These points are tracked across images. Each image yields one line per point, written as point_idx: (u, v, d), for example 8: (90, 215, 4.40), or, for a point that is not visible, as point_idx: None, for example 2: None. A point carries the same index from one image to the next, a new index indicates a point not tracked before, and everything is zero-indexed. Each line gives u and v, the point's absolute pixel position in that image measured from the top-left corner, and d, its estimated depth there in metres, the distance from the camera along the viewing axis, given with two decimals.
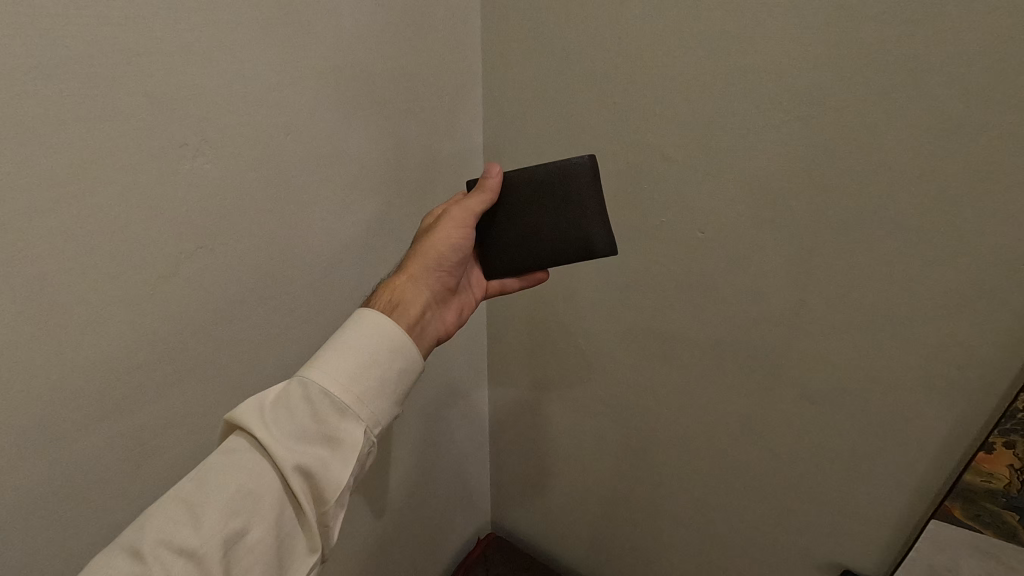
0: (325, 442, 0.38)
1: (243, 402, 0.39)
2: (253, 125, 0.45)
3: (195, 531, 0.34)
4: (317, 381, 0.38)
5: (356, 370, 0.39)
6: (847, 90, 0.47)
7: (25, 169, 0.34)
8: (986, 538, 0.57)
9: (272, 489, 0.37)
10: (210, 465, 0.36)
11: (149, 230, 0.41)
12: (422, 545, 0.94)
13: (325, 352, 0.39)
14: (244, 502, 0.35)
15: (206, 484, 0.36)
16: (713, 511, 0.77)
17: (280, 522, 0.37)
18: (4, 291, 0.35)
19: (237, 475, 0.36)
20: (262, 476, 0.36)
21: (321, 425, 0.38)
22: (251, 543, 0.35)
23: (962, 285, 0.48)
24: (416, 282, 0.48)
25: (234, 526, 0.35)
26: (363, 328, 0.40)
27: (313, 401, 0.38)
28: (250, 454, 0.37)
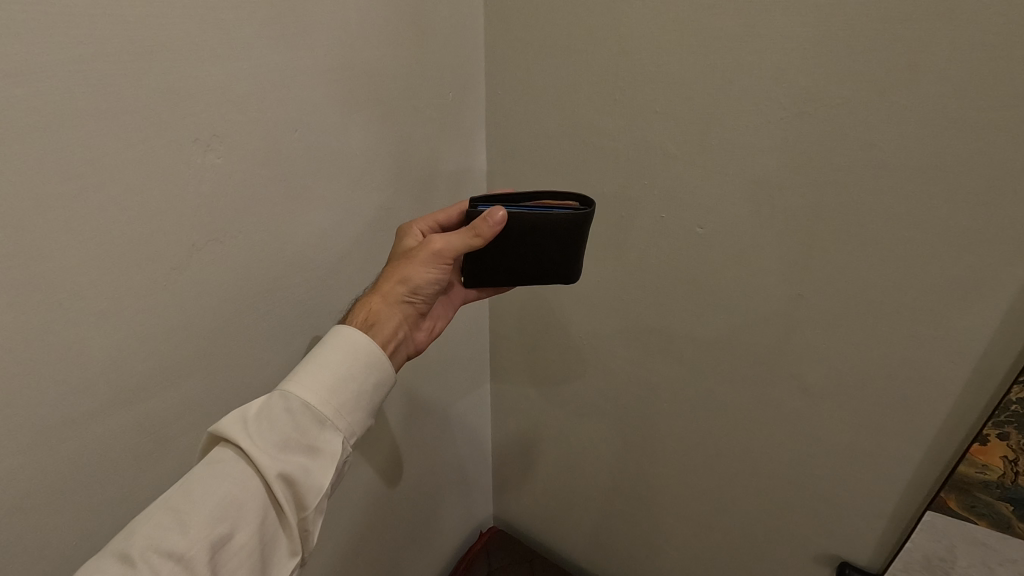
0: (303, 451, 0.43)
1: (225, 417, 0.43)
2: (279, 133, 0.49)
3: (184, 535, 0.38)
4: (298, 395, 0.43)
5: (335, 386, 0.45)
6: (847, 88, 0.48)
7: (61, 164, 0.37)
8: (980, 529, 0.58)
9: (256, 496, 0.42)
10: (196, 475, 0.41)
11: (196, 229, 0.45)
12: (435, 516, 1.00)
13: (306, 370, 0.45)
14: (230, 507, 0.40)
15: (191, 496, 0.40)
16: (717, 495, 0.80)
17: (263, 523, 0.42)
18: (46, 279, 0.38)
19: (224, 483, 0.41)
20: (246, 484, 0.41)
21: (301, 435, 0.43)
22: (236, 545, 0.40)
23: (956, 280, 0.50)
24: (393, 308, 0.52)
25: (221, 530, 0.39)
26: (342, 348, 0.46)
27: (295, 413, 0.43)
28: (234, 464, 0.42)
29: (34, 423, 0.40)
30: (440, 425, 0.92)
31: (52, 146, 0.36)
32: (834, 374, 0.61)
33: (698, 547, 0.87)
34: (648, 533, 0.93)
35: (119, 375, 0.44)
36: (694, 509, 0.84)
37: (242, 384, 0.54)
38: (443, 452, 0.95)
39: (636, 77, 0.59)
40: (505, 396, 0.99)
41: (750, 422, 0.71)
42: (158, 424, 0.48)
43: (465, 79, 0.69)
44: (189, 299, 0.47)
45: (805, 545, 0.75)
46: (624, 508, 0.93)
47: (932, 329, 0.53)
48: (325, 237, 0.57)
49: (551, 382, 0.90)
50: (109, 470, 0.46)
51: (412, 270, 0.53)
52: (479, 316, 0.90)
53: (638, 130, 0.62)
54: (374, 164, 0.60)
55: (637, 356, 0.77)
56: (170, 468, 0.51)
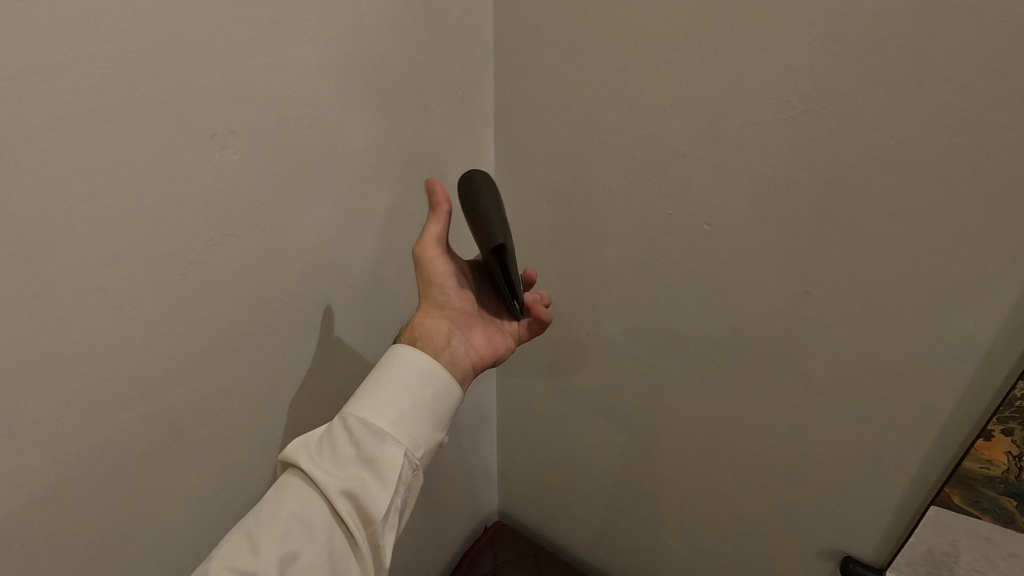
0: (364, 466, 0.45)
1: (293, 443, 0.47)
2: (292, 128, 0.49)
3: (254, 556, 0.41)
4: (354, 413, 0.46)
5: (388, 400, 0.46)
6: (857, 86, 0.48)
7: (82, 160, 0.37)
8: (983, 523, 0.59)
9: (322, 514, 0.43)
10: (268, 499, 0.44)
11: (212, 224, 0.46)
12: (441, 510, 1.01)
13: (362, 390, 0.47)
14: (296, 526, 0.43)
15: (261, 518, 0.43)
16: (722, 490, 0.81)
17: (331, 540, 0.43)
18: (67, 273, 0.38)
19: (291, 504, 0.43)
20: (310, 503, 0.44)
21: (360, 451, 0.45)
22: (304, 563, 0.42)
23: (963, 277, 0.51)
24: (434, 314, 0.56)
25: (288, 546, 0.42)
26: (391, 363, 0.48)
27: (353, 432, 0.46)
28: (300, 485, 0.44)
29: (54, 418, 0.41)
30: None
31: (73, 142, 0.36)
32: (841, 370, 0.62)
33: (703, 541, 0.88)
34: (653, 527, 0.94)
35: (135, 370, 0.45)
36: (698, 504, 0.85)
37: (255, 379, 0.55)
38: (449, 447, 0.96)
39: (646, 74, 0.59)
40: (511, 392, 1.00)
41: (756, 418, 0.72)
42: (173, 419, 0.49)
43: (474, 75, 0.69)
44: (204, 295, 0.47)
45: (809, 539, 0.76)
46: (629, 503, 0.94)
47: (938, 326, 0.54)
48: (336, 233, 0.58)
49: (556, 377, 0.90)
50: (126, 465, 0.47)
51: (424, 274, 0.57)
52: None
53: (648, 127, 0.62)
54: (384, 161, 0.60)
55: (643, 352, 0.77)
56: (185, 462, 0.51)
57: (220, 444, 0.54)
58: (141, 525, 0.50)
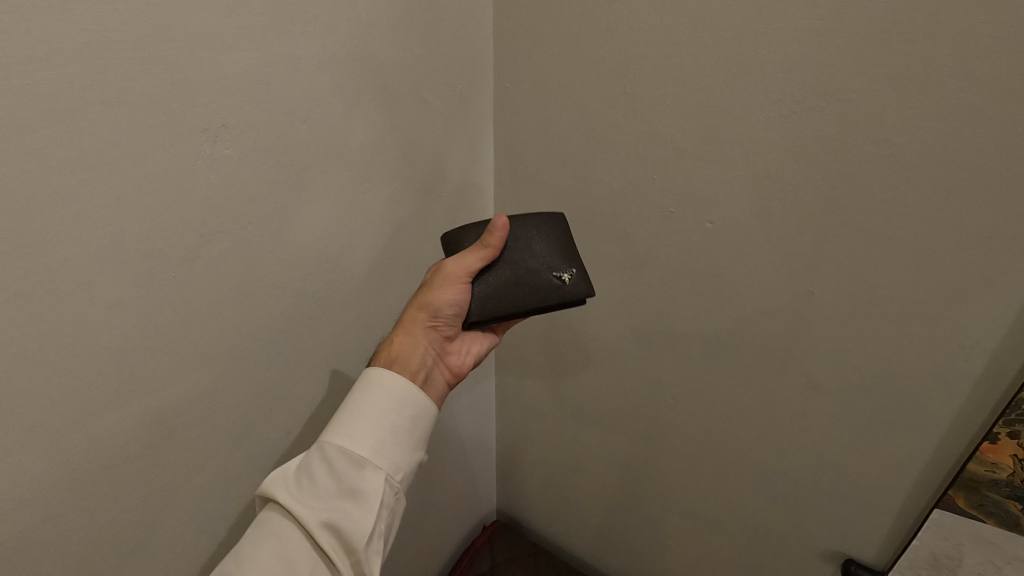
0: (345, 495, 0.44)
1: (271, 477, 0.47)
2: (287, 122, 0.48)
3: None
4: (332, 443, 0.46)
5: (366, 426, 0.46)
6: (862, 83, 0.47)
7: (69, 154, 0.36)
8: (987, 527, 0.58)
9: (303, 549, 0.43)
10: (248, 539, 0.44)
11: (205, 220, 0.45)
12: (439, 509, 1.00)
13: (339, 418, 0.47)
14: (277, 562, 0.43)
15: (243, 558, 0.43)
16: (722, 491, 0.80)
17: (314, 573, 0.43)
18: (55, 269, 0.38)
19: (271, 542, 0.43)
20: (291, 538, 0.44)
21: (340, 481, 0.45)
22: None
23: (969, 277, 0.50)
24: (411, 334, 0.53)
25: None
26: (369, 390, 0.48)
27: (331, 463, 0.45)
28: (281, 522, 0.44)
29: (42, 417, 0.40)
30: (445, 418, 0.92)
31: (59, 136, 0.35)
32: (844, 372, 0.61)
33: (702, 542, 0.88)
34: (652, 528, 0.93)
35: (126, 369, 0.44)
36: (698, 504, 0.84)
37: (250, 376, 0.54)
38: (448, 446, 0.95)
39: (647, 70, 0.58)
40: (510, 390, 0.99)
41: (757, 419, 0.71)
42: (166, 417, 0.48)
43: (473, 71, 0.68)
44: (197, 292, 0.46)
45: (811, 541, 0.75)
46: (628, 503, 0.93)
47: (944, 328, 0.53)
48: (333, 230, 0.57)
49: (556, 376, 0.90)
50: (117, 464, 0.46)
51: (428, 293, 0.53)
52: None
53: (649, 124, 0.61)
54: (382, 156, 0.60)
55: (644, 351, 0.77)
56: (178, 461, 0.51)
57: (215, 443, 0.53)
58: (133, 524, 0.49)
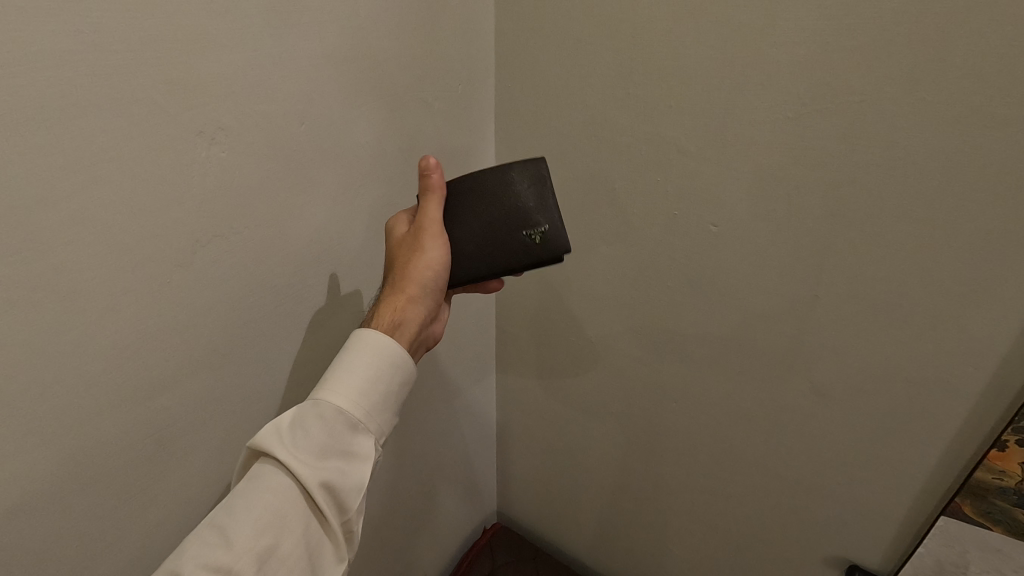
0: (341, 455, 0.44)
1: (261, 432, 0.43)
2: (284, 124, 0.47)
3: (228, 553, 0.39)
4: (332, 402, 0.44)
5: (367, 387, 0.45)
6: (870, 84, 0.47)
7: (60, 157, 0.35)
8: (994, 535, 0.58)
9: (298, 505, 0.42)
10: (238, 493, 0.42)
11: (200, 224, 0.44)
12: (439, 511, 1.00)
13: (336, 376, 0.45)
14: (272, 521, 0.41)
15: (233, 512, 0.41)
16: (725, 495, 0.79)
17: (306, 530, 0.43)
18: (46, 275, 0.37)
19: (266, 497, 0.41)
20: (287, 494, 0.42)
21: (337, 441, 0.44)
22: (283, 554, 0.41)
23: (979, 283, 0.49)
24: (416, 299, 0.51)
25: (263, 542, 0.40)
26: (372, 350, 0.46)
27: (329, 421, 0.43)
28: (273, 478, 0.42)
29: (33, 424, 0.39)
30: (446, 420, 0.91)
31: (50, 139, 0.35)
32: (850, 376, 0.60)
33: (704, 546, 0.87)
34: (654, 531, 0.92)
35: (119, 375, 0.43)
36: (700, 509, 0.83)
37: (248, 381, 0.54)
38: (448, 447, 0.95)
39: (651, 69, 0.57)
40: (511, 391, 0.99)
41: (761, 423, 0.70)
42: (161, 423, 0.47)
43: (474, 71, 0.68)
44: (191, 297, 0.46)
45: (814, 546, 0.74)
46: (630, 506, 0.93)
47: (952, 332, 0.52)
48: (331, 231, 0.56)
49: (558, 378, 0.89)
50: (111, 470, 0.45)
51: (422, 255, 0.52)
52: (485, 313, 0.89)
53: (653, 124, 0.60)
54: (381, 158, 0.59)
55: (647, 354, 0.76)
56: (173, 467, 0.50)
57: (212, 449, 0.53)
58: (129, 531, 0.49)
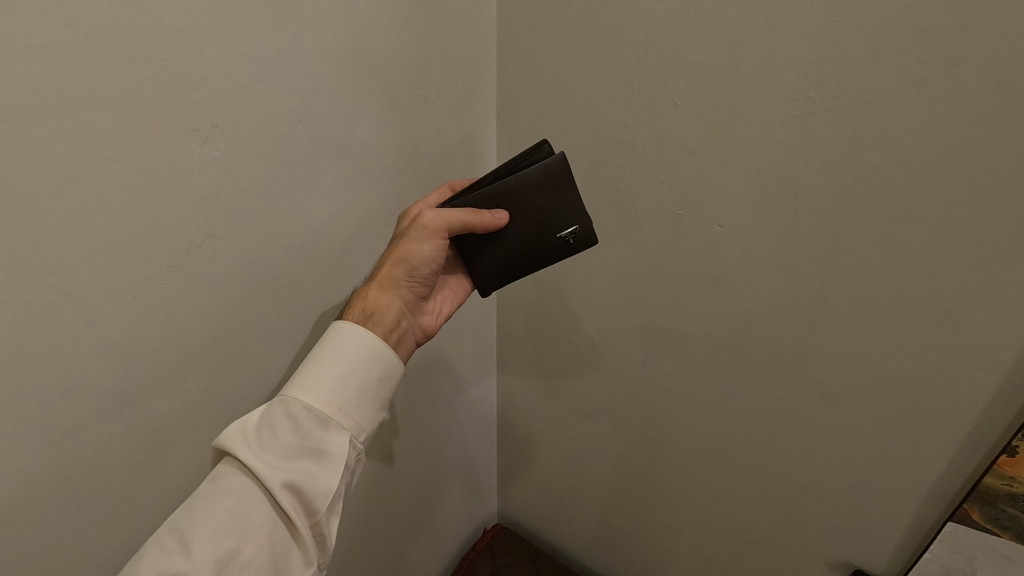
0: (308, 456, 0.43)
1: (227, 431, 0.44)
2: (279, 121, 0.46)
3: (186, 557, 0.39)
4: (297, 399, 0.43)
5: (335, 384, 0.44)
6: (880, 81, 0.45)
7: (48, 156, 0.34)
8: (1003, 541, 0.57)
9: (263, 508, 0.42)
10: (202, 494, 0.42)
11: (195, 224, 0.43)
12: (440, 512, 0.99)
13: (305, 373, 0.44)
14: (233, 523, 0.41)
15: (195, 514, 0.41)
16: (729, 499, 0.78)
17: (272, 534, 0.42)
18: (36, 276, 0.36)
19: (228, 498, 0.41)
20: (251, 496, 0.42)
21: (305, 440, 0.43)
22: (245, 559, 0.40)
23: (990, 285, 0.48)
24: (387, 291, 0.50)
25: (221, 546, 0.40)
26: (341, 345, 0.45)
27: (296, 419, 0.43)
28: (236, 479, 0.42)
29: (23, 427, 0.39)
30: (446, 421, 0.90)
31: (38, 138, 0.34)
32: (857, 381, 0.59)
33: (707, 550, 0.86)
34: (656, 534, 0.91)
35: (112, 378, 0.42)
36: (703, 511, 0.83)
37: (245, 382, 0.53)
38: (448, 448, 0.94)
39: (655, 68, 0.56)
40: (512, 392, 0.98)
41: (765, 425, 0.69)
42: (155, 427, 0.47)
43: (476, 67, 0.67)
44: (187, 299, 0.45)
45: (819, 552, 0.73)
46: (632, 509, 0.92)
47: (961, 337, 0.51)
48: (329, 232, 0.55)
49: (559, 380, 0.88)
50: (104, 475, 0.45)
51: (406, 246, 0.50)
52: (486, 312, 0.88)
53: (656, 124, 0.59)
54: (381, 155, 0.58)
55: (650, 355, 0.75)
56: (169, 470, 0.49)
57: (208, 450, 0.52)
58: (124, 534, 0.48)
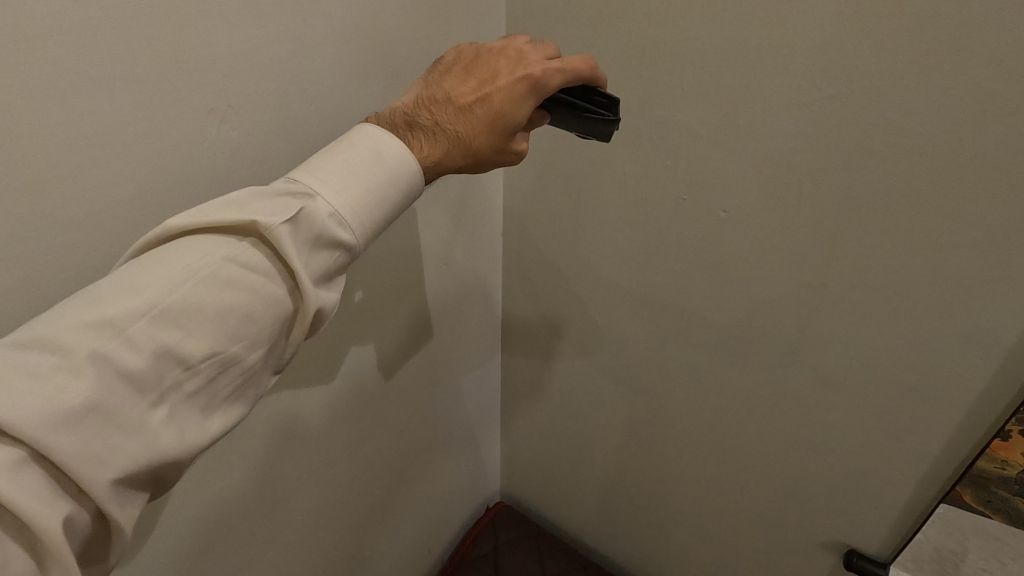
0: (330, 284, 0.39)
1: (276, 214, 0.34)
2: (292, 102, 0.47)
3: (193, 343, 0.32)
4: (356, 226, 0.38)
5: (382, 222, 0.40)
6: (887, 69, 0.46)
7: (71, 136, 0.36)
8: (993, 523, 0.58)
9: (277, 319, 0.36)
10: (220, 275, 0.33)
11: (210, 201, 0.44)
12: (443, 489, 1.01)
13: (370, 197, 0.38)
14: (247, 325, 0.34)
15: (213, 299, 0.32)
16: (727, 480, 0.80)
17: (269, 346, 0.36)
18: (59, 252, 0.38)
19: (250, 299, 0.34)
20: (275, 302, 0.35)
21: (337, 270, 0.38)
22: (243, 365, 0.35)
23: (990, 272, 0.48)
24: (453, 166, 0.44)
25: (232, 346, 0.33)
26: (404, 188, 0.40)
27: (347, 245, 0.37)
28: (265, 277, 0.35)
29: None
30: (450, 400, 0.92)
31: (61, 119, 0.35)
32: (855, 366, 0.60)
33: (704, 530, 0.88)
34: (655, 514, 0.93)
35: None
36: (700, 491, 0.84)
37: None
38: (452, 428, 0.96)
39: (662, 53, 0.57)
40: (516, 374, 0.99)
41: (763, 408, 0.70)
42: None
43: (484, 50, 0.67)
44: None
45: (814, 532, 0.75)
46: (631, 489, 0.94)
47: (957, 325, 0.52)
48: None
49: (563, 363, 0.90)
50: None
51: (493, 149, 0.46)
52: (490, 295, 0.89)
53: (663, 108, 0.59)
54: None
55: (652, 338, 0.76)
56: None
57: None
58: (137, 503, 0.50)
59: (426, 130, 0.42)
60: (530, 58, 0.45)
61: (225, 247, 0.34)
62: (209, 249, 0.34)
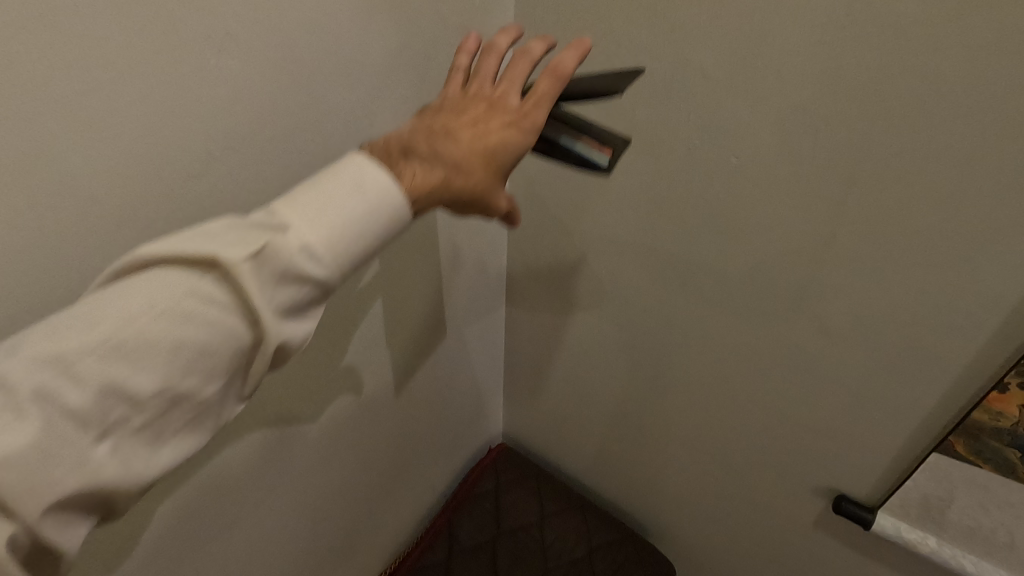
0: (302, 319, 0.35)
1: (243, 250, 0.31)
2: (296, 31, 0.44)
3: (141, 386, 0.29)
4: (333, 265, 0.34)
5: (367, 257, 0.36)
6: (919, 6, 0.43)
7: (65, 63, 0.34)
8: (982, 471, 0.60)
9: (234, 357, 0.33)
10: (168, 313, 0.29)
11: (213, 137, 0.43)
12: (446, 431, 1.04)
13: (354, 229, 0.34)
14: (202, 363, 0.31)
15: (165, 343, 0.29)
16: (723, 427, 0.82)
17: (223, 383, 0.33)
18: (62, 191, 0.36)
19: (209, 338, 0.31)
20: (234, 339, 0.32)
21: (309, 304, 0.35)
22: (196, 403, 0.32)
23: (1003, 225, 0.47)
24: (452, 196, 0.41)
25: (185, 385, 0.31)
26: (394, 224, 0.36)
27: (323, 282, 0.34)
28: (225, 315, 0.31)
29: None
30: (455, 346, 0.93)
31: (50, 43, 0.33)
32: (858, 318, 0.60)
33: (699, 474, 0.91)
34: (652, 458, 0.96)
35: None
36: (697, 436, 0.86)
37: None
38: (456, 373, 0.98)
39: None
40: (518, 321, 1.00)
41: (764, 357, 0.71)
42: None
43: None
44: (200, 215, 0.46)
45: (806, 478, 0.77)
46: (630, 434, 0.97)
47: (964, 276, 0.52)
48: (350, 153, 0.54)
49: (566, 311, 0.90)
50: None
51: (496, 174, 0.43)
52: (496, 241, 0.88)
53: (678, 48, 0.57)
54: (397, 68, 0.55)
55: (657, 286, 0.76)
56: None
57: None
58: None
59: (421, 159, 0.39)
60: (520, 106, 0.44)
61: (182, 282, 0.30)
62: (163, 282, 0.30)
